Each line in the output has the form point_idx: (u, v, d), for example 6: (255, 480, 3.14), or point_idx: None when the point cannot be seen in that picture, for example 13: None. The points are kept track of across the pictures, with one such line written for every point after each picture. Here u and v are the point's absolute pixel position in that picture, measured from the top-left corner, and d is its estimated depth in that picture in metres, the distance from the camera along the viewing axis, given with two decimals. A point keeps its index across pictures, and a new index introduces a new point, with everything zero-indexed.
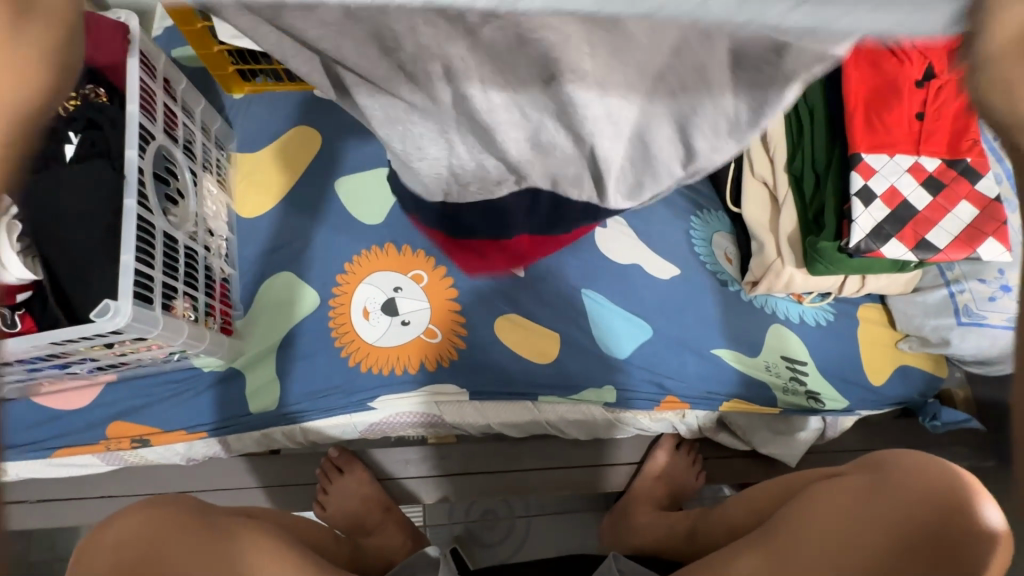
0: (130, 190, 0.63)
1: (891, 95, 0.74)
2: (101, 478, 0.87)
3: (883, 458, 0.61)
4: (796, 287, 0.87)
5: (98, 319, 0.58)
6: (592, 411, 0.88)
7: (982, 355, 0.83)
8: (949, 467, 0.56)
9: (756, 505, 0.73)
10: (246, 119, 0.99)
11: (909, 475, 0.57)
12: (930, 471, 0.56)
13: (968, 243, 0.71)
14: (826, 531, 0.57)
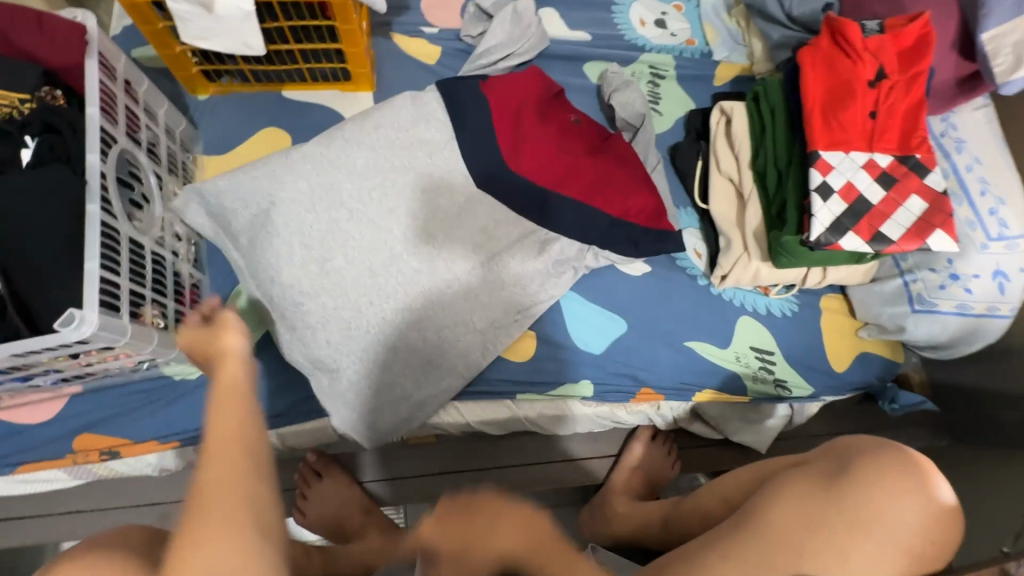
0: (92, 195, 0.61)
1: (844, 95, 0.79)
2: (68, 493, 0.84)
3: (844, 446, 0.63)
4: (762, 280, 0.90)
5: (62, 329, 0.56)
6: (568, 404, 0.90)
7: (935, 339, 0.87)
8: (898, 449, 0.60)
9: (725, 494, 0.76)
10: (211, 121, 0.98)
11: (874, 465, 0.59)
12: (889, 459, 0.60)
13: (919, 235, 0.74)
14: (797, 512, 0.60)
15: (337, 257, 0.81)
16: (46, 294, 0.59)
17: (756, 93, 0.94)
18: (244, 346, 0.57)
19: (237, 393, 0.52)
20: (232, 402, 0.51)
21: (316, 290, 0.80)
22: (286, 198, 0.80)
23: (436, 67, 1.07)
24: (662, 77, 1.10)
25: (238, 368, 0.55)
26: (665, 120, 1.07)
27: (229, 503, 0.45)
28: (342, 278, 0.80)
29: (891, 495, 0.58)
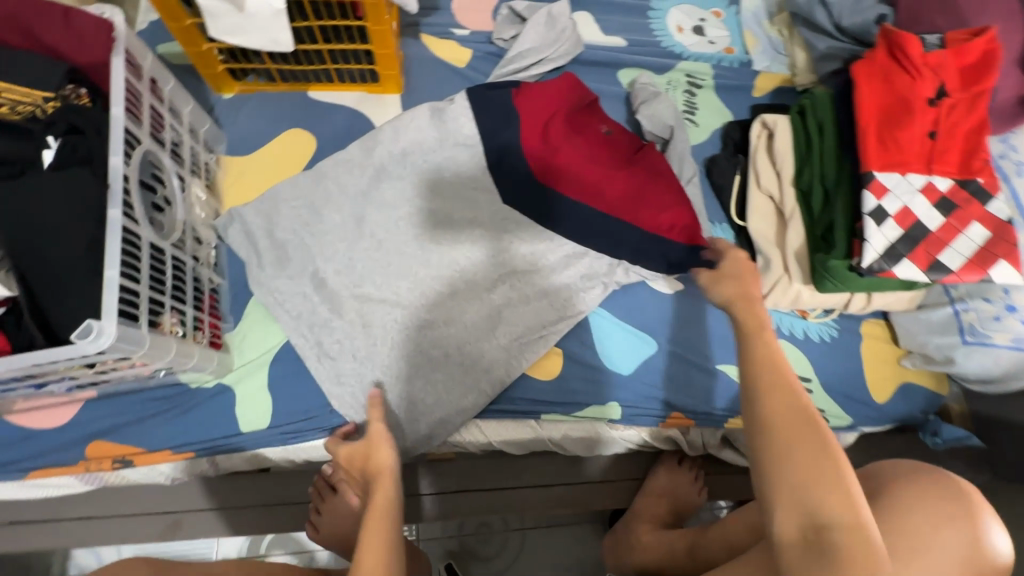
0: (114, 200, 0.59)
1: (902, 113, 0.74)
2: (78, 500, 0.82)
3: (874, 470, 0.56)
4: (802, 303, 0.86)
5: (79, 341, 0.53)
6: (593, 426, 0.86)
7: (987, 373, 0.82)
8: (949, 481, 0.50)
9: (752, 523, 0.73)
10: (235, 120, 0.95)
11: (914, 490, 0.50)
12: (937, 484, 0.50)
13: (981, 265, 0.69)
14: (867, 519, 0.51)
15: (365, 283, 0.85)
16: (64, 301, 0.57)
17: (802, 107, 0.90)
18: (393, 461, 0.72)
19: (386, 510, 0.64)
20: (378, 519, 0.63)
21: (342, 316, 0.84)
22: (322, 227, 0.87)
23: (466, 70, 1.03)
24: (699, 86, 1.06)
25: (393, 487, 0.68)
26: (701, 131, 1.03)
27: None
28: (370, 302, 0.84)
29: (931, 524, 0.48)
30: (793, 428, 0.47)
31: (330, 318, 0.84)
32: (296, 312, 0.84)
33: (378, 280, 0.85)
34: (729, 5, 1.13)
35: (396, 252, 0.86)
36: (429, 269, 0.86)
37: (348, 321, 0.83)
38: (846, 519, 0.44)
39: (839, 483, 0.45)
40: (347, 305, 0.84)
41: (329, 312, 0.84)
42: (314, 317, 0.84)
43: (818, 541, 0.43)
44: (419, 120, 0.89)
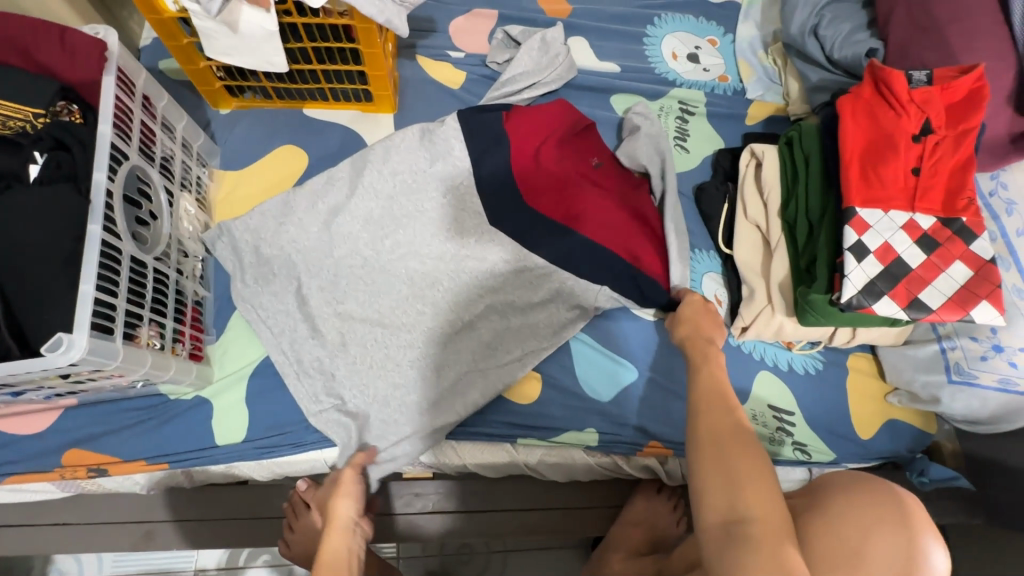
0: (94, 215, 0.60)
1: (886, 148, 0.74)
2: (55, 506, 0.83)
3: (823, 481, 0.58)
4: (786, 335, 0.85)
5: (48, 353, 0.54)
6: (571, 452, 0.86)
7: (973, 415, 0.81)
8: (886, 488, 0.50)
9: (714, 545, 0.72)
10: (231, 135, 0.98)
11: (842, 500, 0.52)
12: (871, 487, 0.51)
13: (963, 304, 0.68)
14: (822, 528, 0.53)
15: (349, 302, 0.86)
16: (39, 313, 0.58)
17: (789, 138, 0.89)
18: (348, 514, 0.74)
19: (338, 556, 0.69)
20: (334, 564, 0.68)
21: (324, 334, 0.84)
22: (310, 244, 0.88)
23: (459, 92, 1.05)
24: (691, 113, 1.07)
25: (340, 541, 0.71)
26: (692, 158, 1.03)
27: None
28: (354, 320, 0.85)
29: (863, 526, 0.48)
30: (718, 434, 0.57)
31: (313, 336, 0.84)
32: (280, 327, 0.85)
33: (361, 299, 0.86)
34: (725, 33, 1.14)
35: (383, 271, 0.88)
36: (415, 287, 0.87)
37: (330, 339, 0.84)
38: (760, 513, 0.50)
39: (755, 480, 0.53)
40: (331, 324, 0.85)
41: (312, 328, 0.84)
42: (297, 334, 0.84)
43: (732, 529, 0.51)
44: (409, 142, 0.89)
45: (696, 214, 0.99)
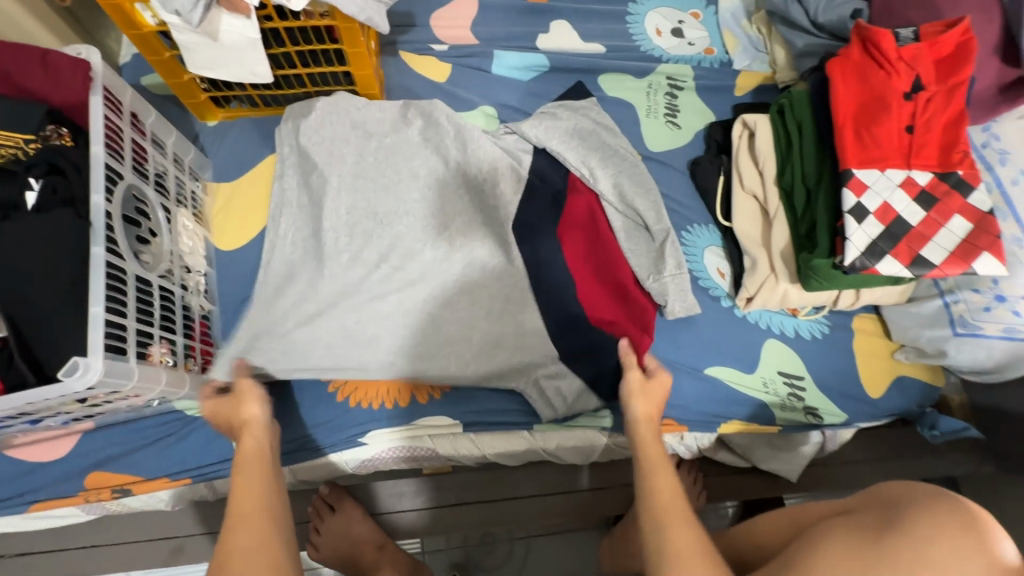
0: (97, 237, 0.60)
1: (878, 107, 0.74)
2: (86, 528, 0.84)
3: (890, 492, 0.57)
4: (791, 302, 0.87)
5: (66, 378, 0.54)
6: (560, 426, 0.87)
7: (979, 365, 0.82)
8: (956, 501, 0.51)
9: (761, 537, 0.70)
10: (221, 147, 0.97)
11: (929, 516, 0.51)
12: (940, 500, 0.52)
13: (964, 258, 0.69)
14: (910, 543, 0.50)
15: (349, 226, 0.87)
16: (52, 337, 0.58)
17: (780, 106, 0.90)
18: (261, 415, 0.71)
19: (257, 509, 0.59)
20: (246, 521, 0.58)
21: (292, 154, 0.91)
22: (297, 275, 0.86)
23: (445, 86, 1.04)
24: (680, 88, 1.07)
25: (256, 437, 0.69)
26: (684, 133, 1.03)
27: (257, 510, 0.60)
28: (354, 188, 0.89)
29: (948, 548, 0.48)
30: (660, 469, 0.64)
31: (273, 236, 0.88)
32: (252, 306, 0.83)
33: (363, 318, 0.83)
34: (706, 5, 1.13)
35: (392, 302, 0.84)
36: (430, 337, 0.84)
37: (320, 190, 0.89)
38: None
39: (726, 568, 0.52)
40: (340, 117, 0.91)
41: (278, 301, 0.84)
42: (290, 241, 0.88)
43: None
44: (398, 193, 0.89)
45: (691, 188, 1.00)
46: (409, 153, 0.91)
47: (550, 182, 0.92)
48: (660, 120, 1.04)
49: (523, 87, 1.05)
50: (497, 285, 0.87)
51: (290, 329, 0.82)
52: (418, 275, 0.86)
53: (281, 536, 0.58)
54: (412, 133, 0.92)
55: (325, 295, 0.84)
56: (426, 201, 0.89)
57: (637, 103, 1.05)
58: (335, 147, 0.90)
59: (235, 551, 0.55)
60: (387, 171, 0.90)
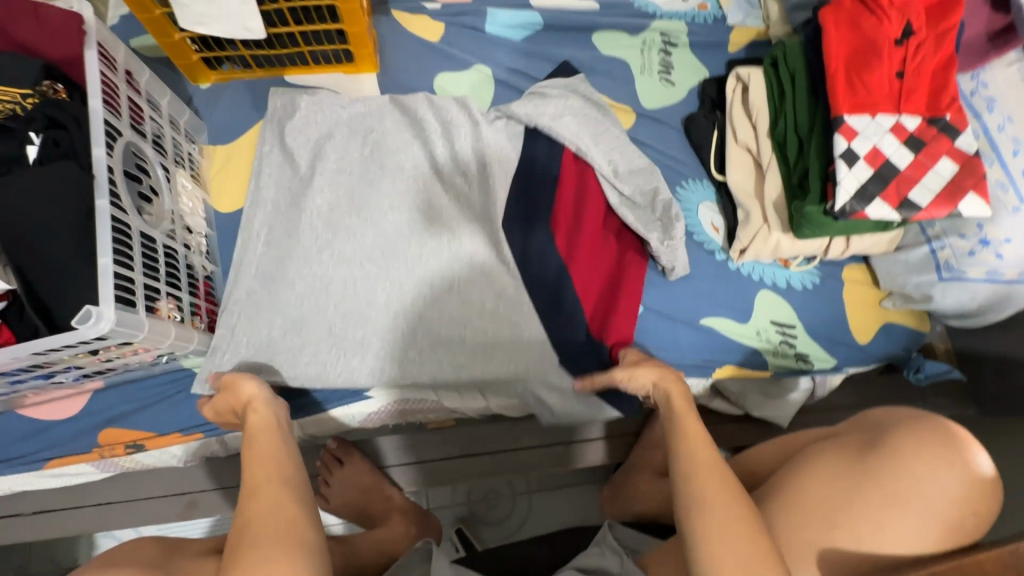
0: (100, 190, 0.61)
1: (870, 54, 0.75)
2: (101, 485, 0.87)
3: (873, 418, 0.59)
4: (783, 252, 0.89)
5: (80, 326, 0.56)
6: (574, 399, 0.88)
7: (963, 308, 0.85)
8: (935, 419, 0.54)
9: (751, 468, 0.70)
10: (215, 109, 0.96)
11: (916, 439, 0.53)
12: (920, 423, 0.54)
13: (950, 199, 0.71)
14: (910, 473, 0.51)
15: (332, 222, 0.87)
16: (62, 289, 0.59)
17: (774, 57, 0.91)
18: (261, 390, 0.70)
19: (271, 479, 0.59)
20: (274, 485, 0.59)
21: (274, 148, 0.90)
22: (273, 270, 0.84)
23: (439, 45, 1.03)
24: (674, 45, 1.07)
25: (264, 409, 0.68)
26: (678, 90, 1.04)
27: (273, 480, 0.59)
28: (338, 181, 0.88)
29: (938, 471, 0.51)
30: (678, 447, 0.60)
31: (246, 235, 0.85)
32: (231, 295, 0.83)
33: (348, 325, 0.83)
34: None
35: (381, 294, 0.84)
36: (414, 350, 0.83)
37: (303, 187, 0.88)
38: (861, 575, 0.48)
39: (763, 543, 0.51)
40: (322, 114, 0.91)
41: (255, 306, 0.82)
42: (263, 240, 0.85)
43: None
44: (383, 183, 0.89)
45: (685, 145, 1.01)
46: (393, 143, 0.90)
47: (544, 168, 0.90)
48: (654, 77, 1.04)
49: (517, 45, 1.05)
50: (486, 296, 0.85)
51: (274, 318, 0.82)
52: (404, 284, 0.85)
53: (299, 502, 0.58)
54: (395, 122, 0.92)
55: (308, 292, 0.83)
56: (411, 190, 0.89)
57: (631, 61, 1.05)
58: (321, 144, 0.90)
59: (260, 515, 0.55)
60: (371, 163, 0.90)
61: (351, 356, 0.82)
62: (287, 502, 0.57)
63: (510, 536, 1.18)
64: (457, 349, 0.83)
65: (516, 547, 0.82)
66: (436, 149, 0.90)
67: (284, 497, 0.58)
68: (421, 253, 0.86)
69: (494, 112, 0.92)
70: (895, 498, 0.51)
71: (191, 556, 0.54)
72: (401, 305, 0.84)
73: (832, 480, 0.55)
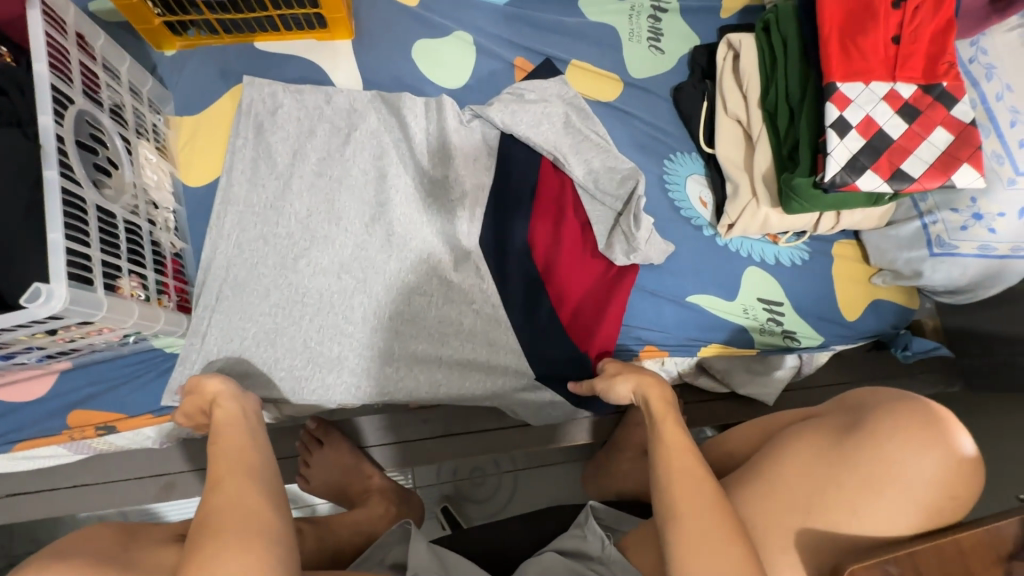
0: (48, 160, 0.57)
1: (865, 17, 0.71)
2: (75, 467, 0.85)
3: (853, 400, 0.57)
4: (771, 227, 0.86)
5: (29, 305, 0.53)
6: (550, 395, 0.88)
7: (953, 283, 0.84)
8: (919, 400, 0.52)
9: (731, 451, 0.69)
10: (181, 78, 0.92)
11: (894, 420, 0.51)
12: (899, 404, 0.53)
13: (943, 170, 0.68)
14: (888, 457, 0.50)
15: (307, 219, 0.86)
16: (11, 265, 0.56)
17: (766, 22, 0.87)
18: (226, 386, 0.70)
19: (237, 470, 0.59)
20: (237, 477, 0.58)
21: (248, 141, 0.88)
22: (248, 267, 0.83)
23: (418, 9, 0.98)
24: (664, 10, 1.02)
25: (232, 403, 0.68)
26: (668, 59, 1.00)
27: (239, 470, 0.59)
28: (313, 175, 0.87)
29: (916, 453, 0.49)
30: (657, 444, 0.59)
31: (216, 234, 0.84)
32: (201, 290, 0.82)
33: (323, 338, 0.83)
34: None
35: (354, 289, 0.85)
36: (384, 344, 0.84)
37: (279, 184, 0.86)
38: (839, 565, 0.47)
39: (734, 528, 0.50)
40: (302, 107, 0.90)
41: (228, 311, 0.81)
42: (234, 241, 0.84)
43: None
44: (357, 177, 0.88)
45: (674, 116, 0.97)
46: (366, 135, 0.89)
47: (521, 178, 0.89)
48: (643, 45, 1.00)
49: (500, 11, 1.00)
50: (463, 311, 0.86)
51: (246, 315, 0.81)
52: (381, 297, 0.85)
53: (263, 493, 0.57)
54: (369, 113, 0.90)
55: (281, 290, 0.83)
56: (384, 183, 0.88)
57: (619, 28, 1.01)
58: (298, 146, 0.88)
59: (224, 506, 0.54)
60: (345, 156, 0.88)
61: (324, 354, 0.82)
62: (253, 492, 0.57)
63: (496, 514, 1.18)
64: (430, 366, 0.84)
65: (497, 528, 0.81)
66: (422, 155, 0.89)
67: (249, 490, 0.57)
68: (400, 264, 0.86)
69: (469, 113, 0.91)
70: (871, 481, 0.50)
71: (153, 543, 0.53)
72: (379, 318, 0.84)
73: (808, 463, 0.54)
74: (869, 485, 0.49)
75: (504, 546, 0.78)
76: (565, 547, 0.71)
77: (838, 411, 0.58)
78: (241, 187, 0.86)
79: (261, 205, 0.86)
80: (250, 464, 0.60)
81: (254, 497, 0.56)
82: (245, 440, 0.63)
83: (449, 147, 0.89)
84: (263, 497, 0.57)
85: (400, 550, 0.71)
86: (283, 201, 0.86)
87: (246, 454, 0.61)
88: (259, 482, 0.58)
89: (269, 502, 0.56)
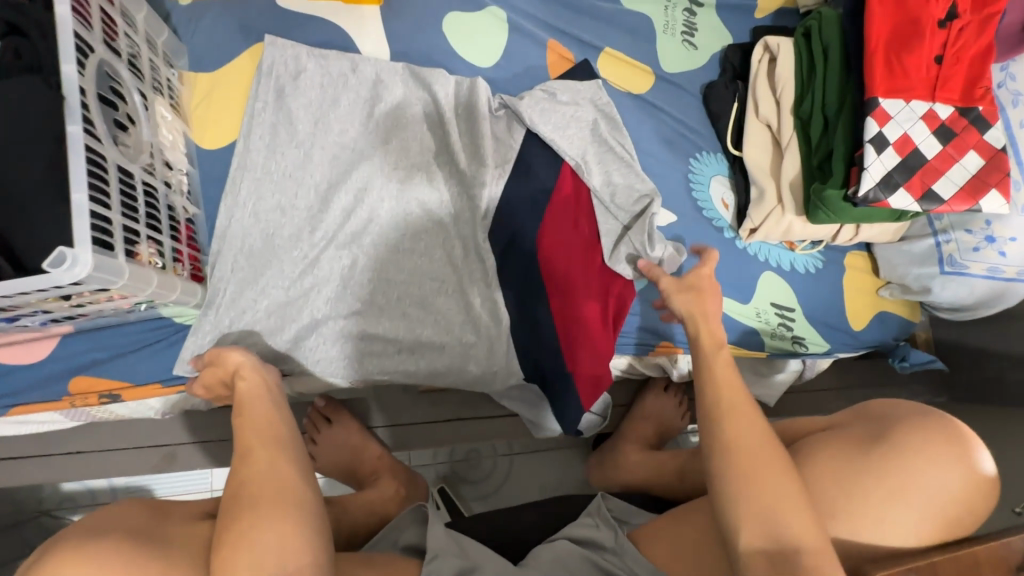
0: (72, 113, 0.53)
1: (911, 33, 0.72)
2: (70, 434, 0.82)
3: (876, 411, 0.59)
4: (793, 235, 0.88)
5: (53, 269, 0.50)
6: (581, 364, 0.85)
7: (957, 301, 0.87)
8: (940, 415, 0.55)
9: None
10: (196, 30, 0.86)
11: (920, 433, 0.53)
12: (925, 420, 0.55)
13: (973, 194, 0.70)
14: (913, 470, 0.52)
15: (325, 193, 0.82)
16: (29, 223, 0.53)
17: (807, 28, 0.87)
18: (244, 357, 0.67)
19: (265, 441, 0.57)
20: (267, 449, 0.57)
21: (267, 105, 0.83)
22: (263, 239, 0.80)
23: None
24: (700, 4, 1.00)
25: (251, 374, 0.65)
26: (700, 55, 0.99)
27: (267, 443, 0.57)
28: (335, 147, 0.84)
29: (939, 467, 0.52)
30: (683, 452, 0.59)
31: (231, 202, 0.80)
32: (212, 260, 0.78)
33: (334, 316, 0.82)
34: None
35: (365, 267, 0.83)
36: (392, 327, 0.83)
37: (299, 153, 0.83)
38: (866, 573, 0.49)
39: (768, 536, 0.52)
40: (323, 71, 0.85)
41: (240, 284, 0.78)
42: (250, 210, 0.80)
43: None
44: (376, 153, 0.85)
45: (702, 115, 0.97)
46: (388, 109, 0.86)
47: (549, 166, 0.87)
48: (676, 38, 0.99)
49: None
50: (477, 295, 0.85)
51: (258, 289, 0.78)
52: (391, 277, 0.83)
53: (293, 464, 0.56)
54: (393, 86, 0.87)
55: (295, 264, 0.80)
56: (401, 160, 0.85)
57: (654, 18, 0.99)
58: (321, 115, 0.84)
59: (252, 480, 0.53)
60: (365, 128, 0.85)
61: (334, 332, 0.82)
62: (284, 463, 0.56)
63: (490, 497, 1.19)
64: (434, 351, 0.84)
65: (504, 514, 0.82)
66: (450, 134, 0.86)
67: (280, 460, 0.56)
68: (414, 247, 0.84)
69: (499, 103, 0.88)
70: (895, 491, 0.52)
71: (182, 521, 0.53)
72: (390, 300, 0.83)
73: (833, 470, 0.56)
74: (894, 495, 0.52)
75: (511, 532, 0.79)
76: (577, 535, 0.72)
77: (859, 421, 0.60)
78: (256, 152, 0.81)
79: (279, 174, 0.82)
80: (277, 435, 0.59)
81: (286, 468, 0.55)
82: (268, 411, 0.62)
83: (477, 131, 0.86)
84: (295, 468, 0.56)
85: (414, 532, 0.72)
86: (302, 172, 0.82)
87: (270, 425, 0.60)
88: (288, 452, 0.57)
89: (300, 473, 0.56)
